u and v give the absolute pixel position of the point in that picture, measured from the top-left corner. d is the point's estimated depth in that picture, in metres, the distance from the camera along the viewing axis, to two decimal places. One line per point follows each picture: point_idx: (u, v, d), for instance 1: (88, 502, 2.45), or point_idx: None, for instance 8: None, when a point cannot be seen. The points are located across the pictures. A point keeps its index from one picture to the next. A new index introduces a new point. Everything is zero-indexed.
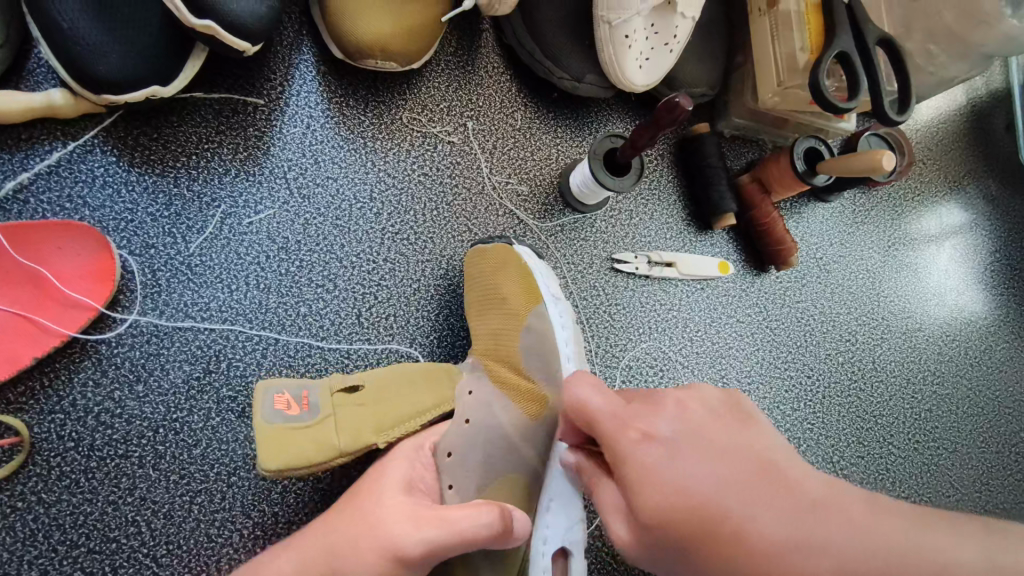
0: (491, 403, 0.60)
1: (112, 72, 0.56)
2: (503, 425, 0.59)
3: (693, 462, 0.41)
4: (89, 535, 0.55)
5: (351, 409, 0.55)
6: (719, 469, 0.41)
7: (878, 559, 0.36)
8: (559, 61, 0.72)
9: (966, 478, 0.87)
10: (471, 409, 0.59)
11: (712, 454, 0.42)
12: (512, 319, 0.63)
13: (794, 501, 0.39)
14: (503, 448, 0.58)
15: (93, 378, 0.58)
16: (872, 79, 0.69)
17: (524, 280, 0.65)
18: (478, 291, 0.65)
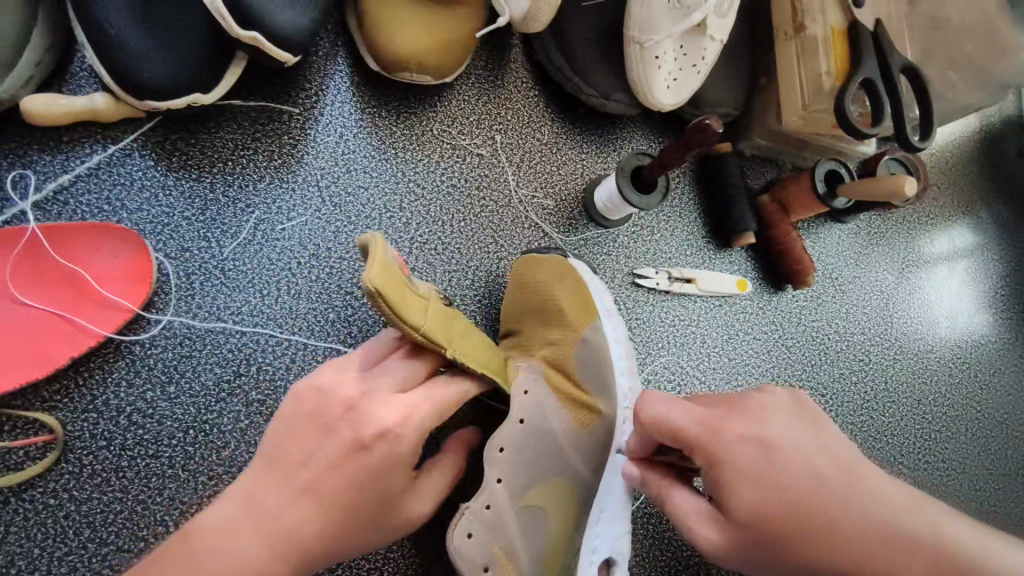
0: (544, 406, 0.59)
1: (156, 79, 0.57)
2: (554, 429, 0.60)
3: (784, 465, 0.49)
4: (119, 533, 0.56)
5: (440, 314, 0.52)
6: (806, 473, 0.49)
7: (931, 541, 0.46)
8: (588, 79, 0.73)
9: (974, 500, 0.88)
10: (527, 408, 0.57)
11: (799, 459, 0.50)
12: (565, 330, 0.66)
13: (867, 499, 0.48)
14: (552, 450, 0.60)
15: (127, 378, 0.59)
16: (896, 106, 0.71)
17: (581, 293, 0.68)
18: (532, 297, 0.66)
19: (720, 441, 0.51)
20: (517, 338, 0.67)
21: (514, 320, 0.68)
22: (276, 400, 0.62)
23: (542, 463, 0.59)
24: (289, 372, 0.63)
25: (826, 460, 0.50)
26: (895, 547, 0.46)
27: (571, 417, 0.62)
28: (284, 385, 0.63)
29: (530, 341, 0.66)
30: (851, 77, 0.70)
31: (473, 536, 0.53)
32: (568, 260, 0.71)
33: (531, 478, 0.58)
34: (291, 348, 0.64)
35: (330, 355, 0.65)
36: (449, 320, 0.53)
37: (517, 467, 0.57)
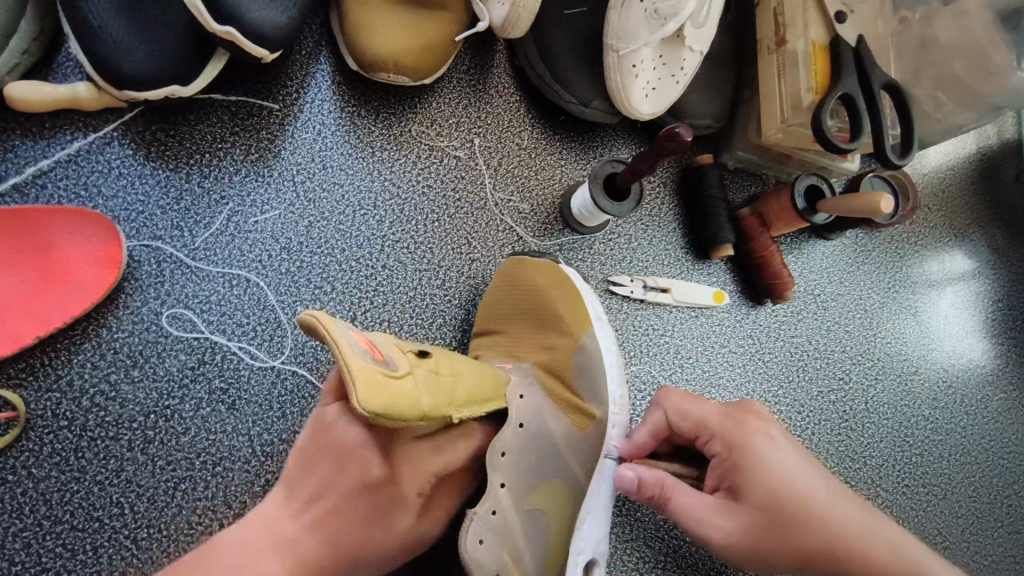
0: (542, 410, 0.61)
1: (134, 70, 0.59)
2: (552, 432, 0.61)
3: (793, 458, 0.55)
4: (74, 512, 0.57)
5: (425, 374, 0.50)
6: (807, 468, 0.55)
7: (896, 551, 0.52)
8: (567, 85, 0.73)
9: (954, 527, 0.86)
10: (525, 412, 0.59)
11: (802, 456, 0.56)
12: (562, 335, 0.66)
13: (853, 504, 0.54)
14: (550, 455, 0.60)
15: (92, 361, 0.60)
16: (874, 123, 0.70)
17: (571, 300, 0.67)
18: (527, 300, 0.67)
19: (746, 432, 0.56)
20: (503, 339, 0.67)
21: (503, 321, 0.68)
22: (238, 388, 0.63)
23: (544, 467, 0.60)
24: (253, 361, 0.64)
25: (820, 468, 0.56)
26: (880, 557, 0.51)
27: (567, 421, 0.62)
28: (246, 375, 0.64)
29: (521, 344, 0.67)
30: (830, 91, 0.69)
31: (484, 542, 0.55)
32: (557, 262, 0.70)
33: (531, 482, 0.59)
34: (257, 338, 0.65)
35: (295, 347, 0.66)
36: (431, 374, 0.51)
37: (519, 470, 0.58)
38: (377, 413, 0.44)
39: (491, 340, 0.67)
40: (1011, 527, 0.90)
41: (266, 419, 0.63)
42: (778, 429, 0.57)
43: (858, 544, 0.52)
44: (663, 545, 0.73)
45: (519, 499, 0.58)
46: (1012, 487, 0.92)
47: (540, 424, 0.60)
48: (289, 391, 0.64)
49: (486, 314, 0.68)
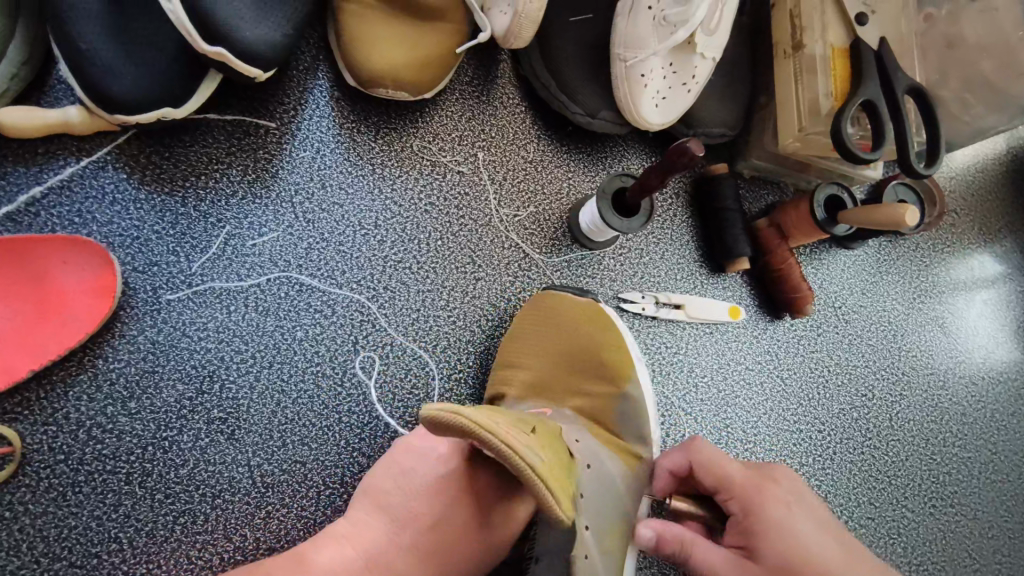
0: (598, 452, 0.58)
1: (124, 93, 0.57)
2: (614, 473, 0.58)
3: (805, 528, 0.49)
4: (72, 549, 0.56)
5: (551, 445, 0.47)
6: (817, 540, 0.48)
7: None
8: (574, 96, 0.71)
9: (984, 548, 0.83)
10: (586, 453, 0.57)
11: (815, 525, 0.50)
12: (602, 383, 0.65)
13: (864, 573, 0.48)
14: (615, 497, 0.57)
15: (88, 393, 0.58)
16: (899, 131, 0.67)
17: (616, 341, 0.66)
18: (567, 341, 0.66)
19: (762, 499, 0.51)
20: (529, 375, 0.64)
21: (536, 357, 0.65)
22: (237, 418, 0.61)
23: (614, 508, 0.56)
24: (253, 389, 0.62)
25: (834, 542, 0.49)
26: None
27: (620, 462, 0.60)
28: (246, 403, 0.62)
29: (553, 385, 0.65)
30: (850, 98, 0.65)
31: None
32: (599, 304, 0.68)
33: (607, 525, 0.55)
34: (256, 365, 0.63)
35: (296, 374, 0.64)
36: (553, 442, 0.49)
37: (596, 510, 0.54)
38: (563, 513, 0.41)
39: (516, 376, 0.64)
40: None
41: (266, 449, 0.62)
42: (794, 499, 0.51)
43: None
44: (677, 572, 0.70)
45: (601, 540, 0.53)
46: None
47: (602, 465, 0.57)
48: (291, 420, 0.63)
49: (505, 344, 0.66)
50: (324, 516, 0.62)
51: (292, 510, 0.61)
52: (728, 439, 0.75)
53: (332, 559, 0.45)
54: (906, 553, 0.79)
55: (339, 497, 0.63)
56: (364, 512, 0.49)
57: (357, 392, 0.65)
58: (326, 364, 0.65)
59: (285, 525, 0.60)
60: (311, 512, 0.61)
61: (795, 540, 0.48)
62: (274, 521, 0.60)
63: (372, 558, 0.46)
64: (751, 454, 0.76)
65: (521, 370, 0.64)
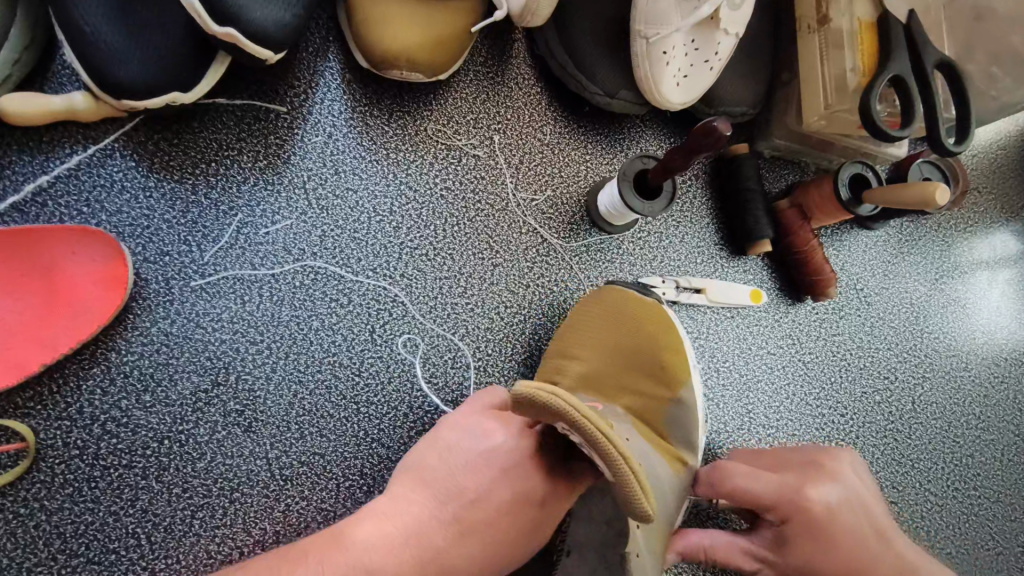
0: (645, 450, 0.56)
1: (131, 78, 0.55)
2: (660, 469, 0.56)
3: (842, 528, 0.54)
4: (89, 545, 0.55)
5: None
6: (853, 538, 0.54)
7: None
8: (591, 76, 0.69)
9: (1007, 530, 0.82)
10: (635, 451, 0.54)
11: (849, 522, 0.55)
12: (657, 384, 0.62)
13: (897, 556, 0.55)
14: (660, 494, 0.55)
15: (101, 386, 0.57)
16: (929, 107, 0.65)
17: (675, 346, 0.64)
18: (623, 337, 0.63)
19: (801, 509, 0.55)
20: (583, 368, 0.62)
21: (591, 350, 0.63)
22: (254, 410, 0.60)
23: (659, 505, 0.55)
24: (269, 381, 0.61)
25: (869, 532, 0.56)
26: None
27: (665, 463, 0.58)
28: (264, 396, 0.61)
29: (605, 380, 0.62)
30: (879, 73, 0.63)
31: None
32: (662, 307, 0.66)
33: (651, 522, 0.53)
34: (272, 356, 0.62)
35: (313, 364, 0.62)
36: None
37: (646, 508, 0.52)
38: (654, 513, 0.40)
39: (569, 368, 0.62)
40: None
41: (284, 441, 0.60)
42: (830, 497, 0.56)
43: None
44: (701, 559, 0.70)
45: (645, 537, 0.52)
46: None
47: (649, 462, 0.55)
48: (309, 412, 0.61)
49: (559, 335, 0.65)
50: (345, 508, 0.61)
51: (312, 503, 0.60)
52: (751, 425, 0.74)
53: (370, 539, 0.46)
54: (930, 537, 0.78)
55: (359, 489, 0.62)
56: (406, 489, 0.49)
57: (375, 382, 0.64)
58: (343, 354, 0.63)
59: (305, 518, 0.59)
60: (331, 504, 0.60)
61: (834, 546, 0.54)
62: (293, 514, 0.59)
63: (410, 538, 0.46)
64: (774, 439, 0.75)
65: (575, 362, 0.62)
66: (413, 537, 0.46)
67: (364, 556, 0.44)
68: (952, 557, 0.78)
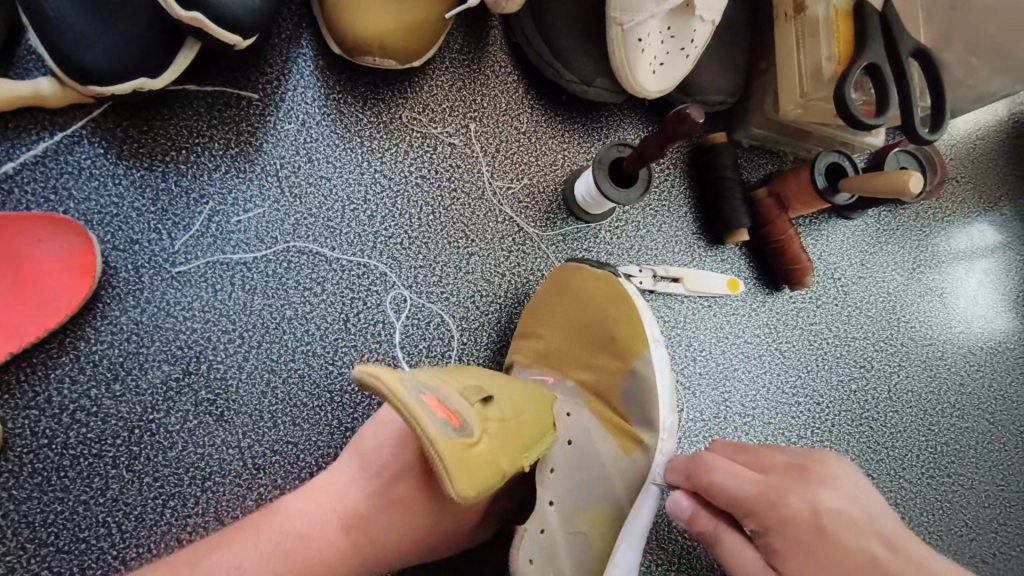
0: (591, 429, 0.59)
1: (97, 63, 0.54)
2: (605, 452, 0.58)
3: (851, 542, 0.44)
4: (59, 534, 0.54)
5: (491, 426, 0.45)
6: None
7: None
8: (568, 63, 0.68)
9: (981, 517, 0.83)
10: (573, 429, 0.58)
11: (872, 551, 0.43)
12: (611, 358, 0.62)
13: None
14: (598, 475, 0.57)
15: (71, 375, 0.57)
16: (903, 95, 0.65)
17: (630, 318, 0.62)
18: (580, 312, 0.64)
19: (790, 515, 0.46)
20: (540, 346, 0.64)
21: (550, 328, 0.64)
22: (226, 399, 0.60)
23: (597, 488, 0.56)
24: (241, 370, 0.61)
25: None
26: None
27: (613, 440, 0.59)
28: (235, 385, 0.60)
29: (562, 357, 0.63)
30: (854, 61, 0.63)
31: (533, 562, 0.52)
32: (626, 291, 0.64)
33: (580, 502, 0.56)
34: (244, 345, 0.61)
35: (286, 353, 0.62)
36: (502, 424, 0.46)
37: (568, 486, 0.55)
38: (459, 494, 0.39)
39: (528, 346, 0.64)
40: None
41: (256, 430, 0.60)
42: (828, 500, 0.47)
43: None
44: (676, 547, 0.70)
45: (576, 514, 0.55)
46: None
47: (591, 443, 0.58)
48: (282, 401, 0.61)
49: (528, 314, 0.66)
50: None
51: (285, 492, 0.60)
52: (727, 413, 0.74)
53: (302, 515, 0.46)
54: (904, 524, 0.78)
55: None
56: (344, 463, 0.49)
57: (349, 371, 0.63)
58: (316, 342, 0.63)
59: None
60: None
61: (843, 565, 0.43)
62: (266, 503, 0.59)
63: (341, 515, 0.47)
64: (750, 428, 0.75)
65: (534, 340, 0.64)
66: (346, 513, 0.47)
67: (294, 527, 0.46)
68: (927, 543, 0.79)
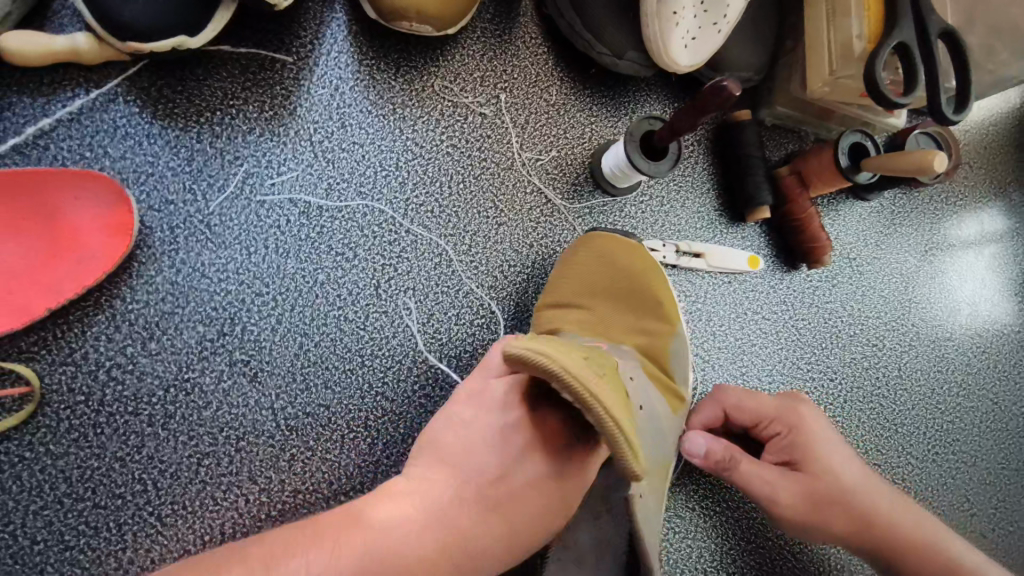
0: (649, 390, 0.58)
1: (138, 18, 0.54)
2: (662, 411, 0.59)
3: (832, 436, 0.63)
4: (96, 489, 0.55)
5: (621, 391, 0.45)
6: (849, 455, 0.62)
7: (920, 522, 0.61)
8: (600, 35, 0.69)
9: (983, 493, 0.85)
10: (640, 393, 0.55)
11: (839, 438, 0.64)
12: (657, 322, 0.66)
13: (885, 483, 0.63)
14: (659, 435, 0.57)
15: (107, 333, 0.57)
16: (931, 75, 0.66)
17: (665, 287, 0.67)
18: (622, 279, 0.66)
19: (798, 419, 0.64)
20: (586, 314, 0.64)
21: (591, 297, 0.65)
22: (260, 360, 0.60)
23: (658, 447, 0.57)
24: (274, 332, 0.61)
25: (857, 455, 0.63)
26: (914, 532, 0.60)
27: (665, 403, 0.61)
28: (269, 346, 0.61)
29: (610, 325, 0.64)
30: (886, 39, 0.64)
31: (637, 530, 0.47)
32: (642, 245, 0.69)
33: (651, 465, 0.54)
34: (278, 308, 0.62)
35: (319, 317, 0.62)
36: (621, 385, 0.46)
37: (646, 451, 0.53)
38: (640, 469, 0.40)
39: (573, 314, 0.64)
40: None
41: (289, 392, 0.61)
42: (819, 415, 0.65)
43: (903, 522, 0.60)
44: (695, 515, 0.71)
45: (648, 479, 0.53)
46: None
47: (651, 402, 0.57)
48: (315, 364, 0.62)
49: (556, 280, 0.66)
50: (349, 459, 0.61)
51: (317, 453, 0.60)
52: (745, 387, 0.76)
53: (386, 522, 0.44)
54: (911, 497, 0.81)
55: (365, 440, 0.62)
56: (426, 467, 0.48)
57: (381, 336, 0.64)
58: (349, 307, 0.64)
59: (310, 469, 0.60)
60: (336, 455, 0.61)
61: (828, 447, 0.62)
62: (299, 464, 0.60)
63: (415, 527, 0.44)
64: None
65: (576, 307, 0.64)
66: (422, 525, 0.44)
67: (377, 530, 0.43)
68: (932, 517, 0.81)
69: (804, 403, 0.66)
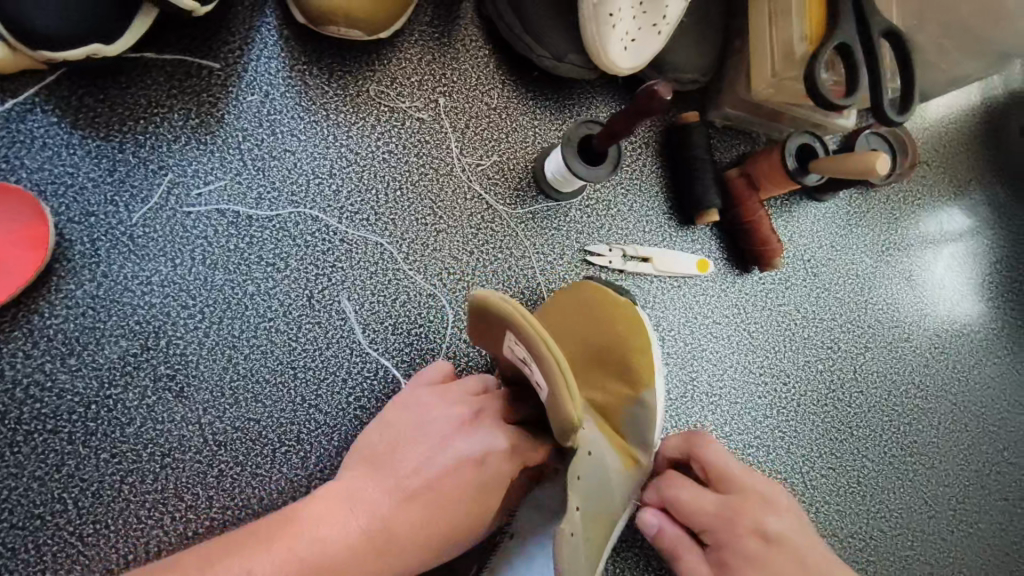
0: (600, 439, 0.55)
1: (45, 24, 0.52)
2: (612, 464, 0.56)
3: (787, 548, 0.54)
4: (13, 510, 0.53)
5: None
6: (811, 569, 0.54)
7: None
8: (538, 38, 0.67)
9: (941, 495, 0.84)
10: (592, 439, 0.52)
11: (800, 546, 0.55)
12: (620, 384, 0.62)
13: None
14: (607, 486, 0.54)
15: (24, 349, 0.56)
16: (873, 75, 0.64)
17: (644, 353, 0.63)
18: (588, 332, 0.63)
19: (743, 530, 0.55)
20: None
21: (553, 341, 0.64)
22: (186, 374, 0.59)
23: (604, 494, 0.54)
24: (201, 346, 0.60)
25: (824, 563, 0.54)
26: None
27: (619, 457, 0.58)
28: (196, 361, 0.59)
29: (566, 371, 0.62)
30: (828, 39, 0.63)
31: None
32: (633, 306, 0.65)
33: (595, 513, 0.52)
34: (206, 320, 0.60)
35: (248, 329, 0.61)
36: None
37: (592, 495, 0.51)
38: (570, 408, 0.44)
39: None
40: (999, 494, 0.87)
41: (217, 407, 0.59)
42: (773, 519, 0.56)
43: None
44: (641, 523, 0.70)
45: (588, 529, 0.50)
46: (1002, 454, 0.89)
47: (601, 454, 0.54)
48: (244, 377, 0.60)
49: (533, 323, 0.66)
50: (279, 474, 0.60)
51: (246, 469, 0.59)
52: (694, 393, 0.75)
53: (328, 535, 0.47)
54: (865, 501, 0.80)
55: (296, 454, 0.61)
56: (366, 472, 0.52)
57: (313, 348, 0.63)
58: (280, 319, 0.62)
59: (238, 485, 0.59)
60: (266, 470, 0.59)
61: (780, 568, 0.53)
62: (228, 480, 0.58)
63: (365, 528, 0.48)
64: (716, 406, 0.76)
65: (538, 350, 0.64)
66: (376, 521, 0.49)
67: (312, 540, 0.46)
68: (887, 521, 0.80)
69: (754, 506, 0.57)
